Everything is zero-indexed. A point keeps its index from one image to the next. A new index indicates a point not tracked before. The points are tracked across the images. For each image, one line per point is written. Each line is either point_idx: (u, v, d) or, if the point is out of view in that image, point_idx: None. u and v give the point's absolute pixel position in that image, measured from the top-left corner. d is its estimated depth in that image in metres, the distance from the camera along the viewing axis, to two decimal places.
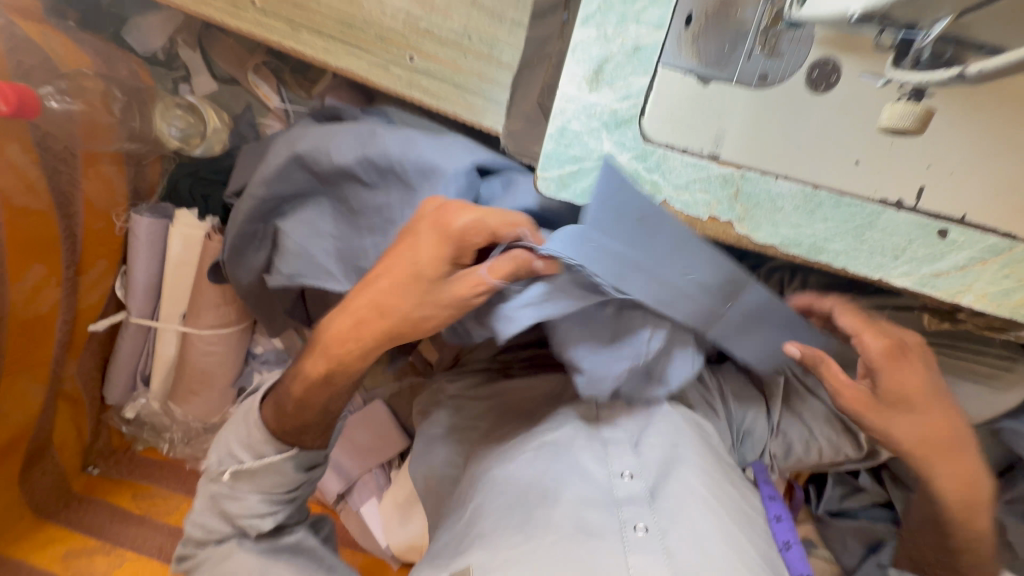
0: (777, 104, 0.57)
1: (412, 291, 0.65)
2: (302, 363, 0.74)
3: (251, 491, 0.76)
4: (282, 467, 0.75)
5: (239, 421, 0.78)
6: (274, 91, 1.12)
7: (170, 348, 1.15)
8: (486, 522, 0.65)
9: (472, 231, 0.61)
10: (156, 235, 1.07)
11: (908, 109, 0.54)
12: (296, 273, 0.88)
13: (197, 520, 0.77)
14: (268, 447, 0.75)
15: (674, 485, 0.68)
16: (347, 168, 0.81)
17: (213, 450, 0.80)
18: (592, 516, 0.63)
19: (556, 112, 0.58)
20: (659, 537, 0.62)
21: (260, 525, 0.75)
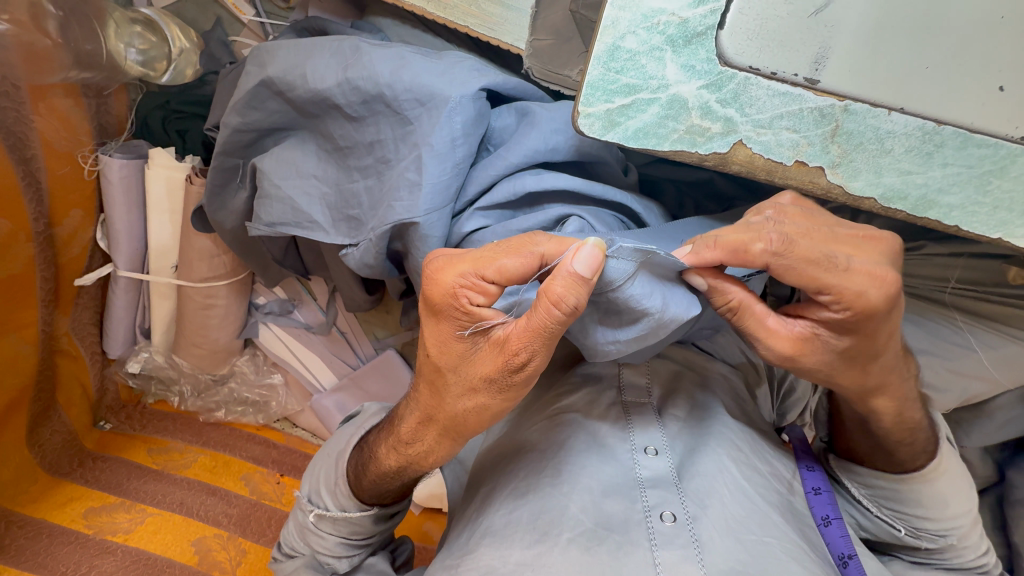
0: (903, 10, 0.43)
1: (452, 388, 0.51)
2: (377, 444, 0.62)
3: (331, 535, 0.67)
4: (361, 521, 0.67)
5: (328, 463, 0.70)
6: (245, 1, 0.94)
7: (167, 303, 1.09)
8: (494, 516, 0.60)
9: (480, 289, 0.45)
10: (131, 178, 0.95)
11: None
12: (279, 221, 0.74)
13: (288, 533, 0.72)
14: (352, 502, 0.66)
15: (702, 463, 0.61)
16: (338, 103, 0.67)
17: (306, 478, 0.72)
18: (611, 506, 0.57)
19: (606, 23, 0.44)
20: (689, 527, 0.56)
21: (336, 565, 0.68)
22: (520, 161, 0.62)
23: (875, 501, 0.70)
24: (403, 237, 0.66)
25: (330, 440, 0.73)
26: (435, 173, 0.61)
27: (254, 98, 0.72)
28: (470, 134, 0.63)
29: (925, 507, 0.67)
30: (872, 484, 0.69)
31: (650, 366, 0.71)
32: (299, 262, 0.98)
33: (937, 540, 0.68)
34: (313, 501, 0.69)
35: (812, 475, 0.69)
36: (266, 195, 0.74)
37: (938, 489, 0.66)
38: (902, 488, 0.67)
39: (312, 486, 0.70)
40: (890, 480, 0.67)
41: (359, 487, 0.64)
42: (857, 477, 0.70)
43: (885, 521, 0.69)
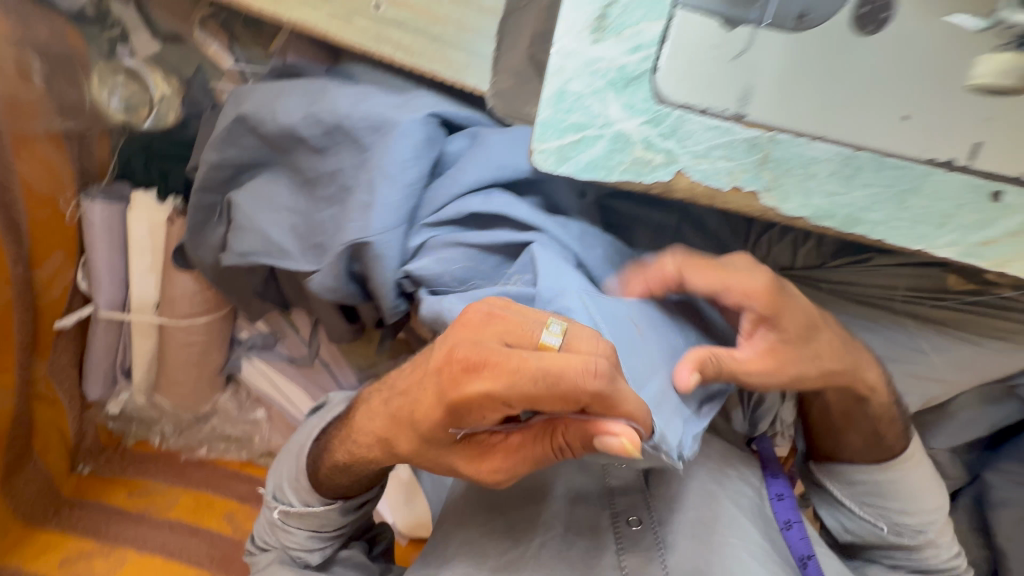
0: (816, 50, 0.49)
1: (410, 436, 0.54)
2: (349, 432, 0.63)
3: (299, 529, 0.71)
4: (327, 514, 0.70)
5: (291, 458, 0.72)
6: (225, 50, 0.94)
7: (148, 342, 1.08)
8: (475, 529, 0.65)
9: (515, 395, 0.46)
10: (113, 220, 0.97)
11: (1015, 61, 0.48)
12: (249, 251, 0.78)
13: (259, 527, 0.76)
14: (314, 496, 0.69)
15: (671, 471, 0.68)
16: (301, 136, 0.72)
17: (271, 476, 0.75)
18: (583, 512, 0.65)
19: (552, 71, 0.49)
20: (654, 530, 0.64)
21: (308, 558, 0.72)
22: (471, 180, 0.66)
23: (856, 500, 0.77)
24: (360, 258, 0.69)
25: (293, 436, 0.77)
26: (387, 195, 0.65)
27: (230, 137, 0.76)
28: (421, 157, 0.67)
29: (901, 502, 0.73)
30: (853, 479, 0.75)
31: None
32: (279, 294, 1.00)
33: (917, 536, 0.74)
34: (278, 498, 0.72)
35: (776, 481, 0.75)
36: (239, 227, 0.77)
37: (910, 480, 0.72)
38: (878, 479, 0.73)
39: (275, 484, 0.73)
40: (877, 471, 0.73)
41: (319, 477, 0.68)
42: (837, 476, 0.77)
43: (867, 519, 0.76)
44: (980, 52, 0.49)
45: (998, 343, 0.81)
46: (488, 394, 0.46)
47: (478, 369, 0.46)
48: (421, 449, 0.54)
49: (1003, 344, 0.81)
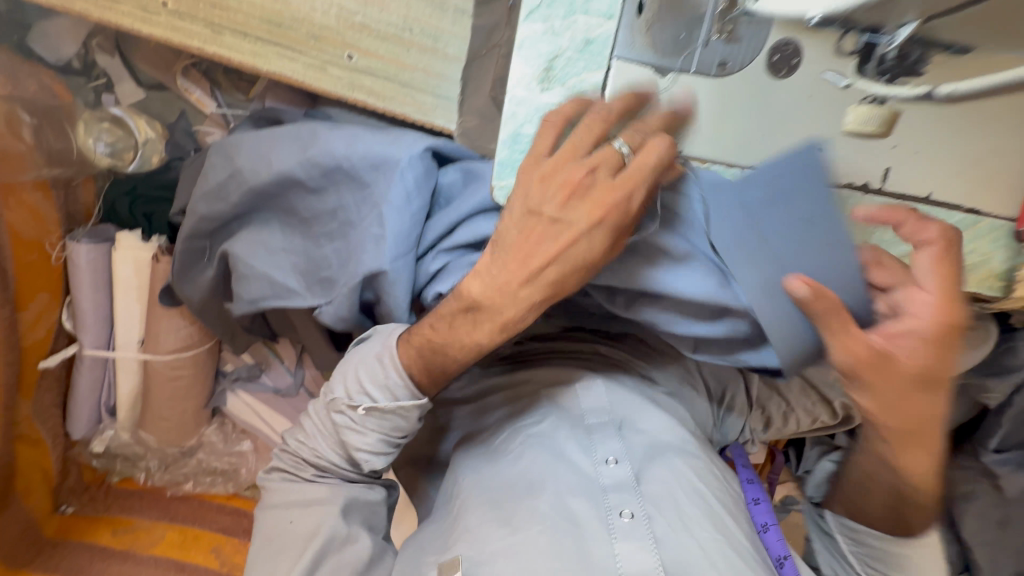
0: (736, 94, 0.54)
1: (514, 269, 0.56)
2: (451, 330, 0.61)
3: (373, 431, 0.64)
4: (411, 414, 0.63)
5: (370, 352, 0.65)
6: (207, 95, 1.01)
7: (133, 378, 1.10)
8: (471, 516, 0.64)
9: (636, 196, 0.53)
10: (99, 261, 1.00)
11: (872, 112, 0.53)
12: (259, 296, 0.82)
13: (310, 438, 0.70)
14: (405, 390, 0.62)
15: (658, 470, 0.67)
16: (299, 178, 0.76)
17: (336, 377, 0.67)
18: (578, 506, 0.63)
19: (507, 117, 0.56)
20: (647, 524, 0.62)
21: (374, 463, 0.66)
22: (469, 210, 0.70)
23: (861, 561, 0.70)
24: (374, 286, 0.73)
25: (353, 350, 0.69)
26: (396, 224, 0.70)
27: (219, 190, 0.81)
28: (422, 188, 0.71)
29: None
30: (865, 540, 0.70)
31: (607, 388, 0.76)
32: (265, 327, 1.03)
33: None
34: (354, 399, 0.64)
35: (752, 487, 0.82)
36: (243, 275, 0.82)
37: (926, 564, 0.66)
38: (899, 552, 0.67)
39: (348, 383, 0.64)
40: (890, 540, 0.68)
41: (418, 363, 0.62)
42: (849, 532, 0.72)
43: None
44: (853, 102, 0.54)
45: None
46: (605, 206, 0.52)
47: (591, 186, 0.53)
48: (575, 290, 0.58)
49: None
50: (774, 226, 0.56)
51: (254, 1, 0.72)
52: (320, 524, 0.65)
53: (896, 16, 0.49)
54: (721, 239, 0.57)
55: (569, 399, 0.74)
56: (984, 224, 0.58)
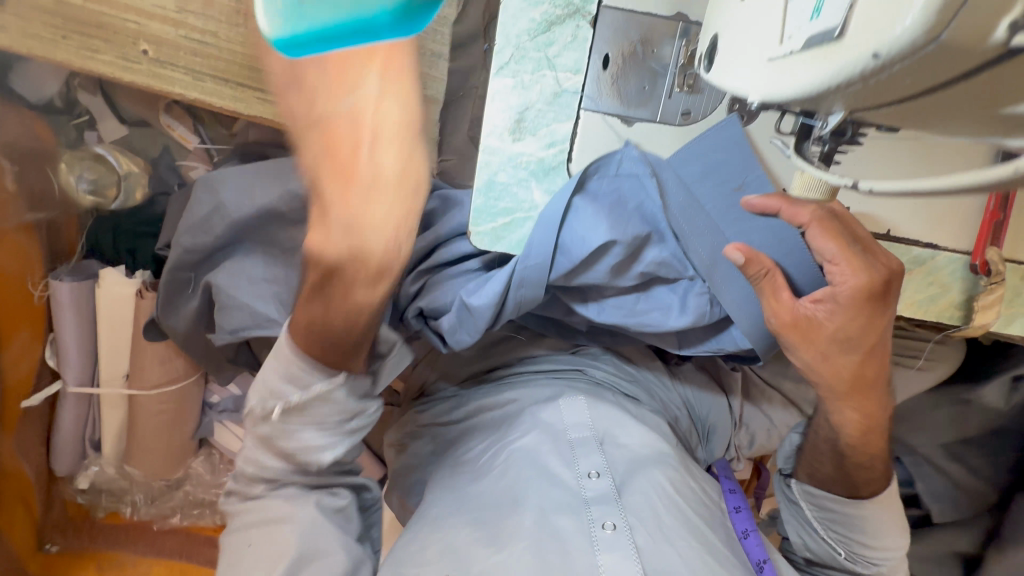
0: (700, 139, 0.59)
1: (357, 195, 0.59)
2: (337, 302, 0.63)
3: (303, 427, 0.65)
4: (335, 396, 0.64)
5: (273, 357, 0.65)
6: (191, 132, 1.02)
7: (118, 413, 1.09)
8: (456, 534, 0.64)
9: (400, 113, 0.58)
10: (81, 298, 1.00)
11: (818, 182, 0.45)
12: (240, 327, 0.82)
13: (247, 454, 0.68)
14: (314, 373, 0.63)
15: (638, 481, 0.68)
16: (280, 211, 0.79)
17: (252, 388, 0.66)
18: (561, 521, 0.64)
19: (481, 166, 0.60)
20: (628, 535, 0.62)
21: (320, 457, 0.67)
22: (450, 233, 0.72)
23: (822, 523, 0.78)
24: None
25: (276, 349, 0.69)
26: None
27: (204, 223, 0.81)
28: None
29: (865, 534, 0.74)
30: (824, 506, 0.76)
31: (589, 404, 0.77)
32: (252, 358, 1.03)
33: (870, 567, 0.75)
34: (272, 401, 0.64)
35: (734, 497, 0.80)
36: (225, 306, 0.82)
37: (882, 520, 0.73)
38: (850, 513, 0.74)
39: (263, 387, 0.64)
40: (841, 502, 0.74)
41: (314, 342, 0.63)
42: (812, 500, 0.77)
43: (829, 542, 0.77)
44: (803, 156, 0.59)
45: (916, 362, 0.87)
46: (393, 107, 0.56)
47: (362, 134, 0.56)
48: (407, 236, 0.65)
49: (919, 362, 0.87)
50: (711, 203, 0.60)
51: (235, 49, 0.74)
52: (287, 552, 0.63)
53: (823, 106, 0.30)
54: (673, 213, 0.58)
55: (551, 414, 0.75)
56: (942, 257, 0.61)
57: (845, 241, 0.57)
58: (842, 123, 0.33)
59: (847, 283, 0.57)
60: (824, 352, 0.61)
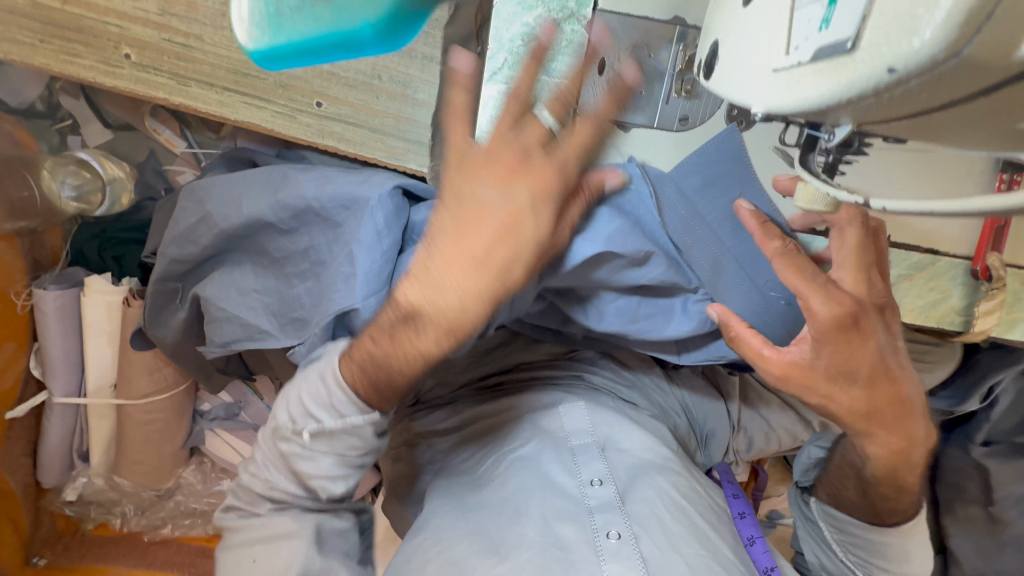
0: (695, 146, 0.60)
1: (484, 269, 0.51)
2: (400, 339, 0.54)
3: (324, 453, 0.61)
4: (361, 430, 0.59)
5: (313, 374, 0.61)
6: (177, 135, 1.01)
7: (106, 423, 1.07)
8: (456, 547, 0.62)
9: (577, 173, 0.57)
10: (67, 307, 0.98)
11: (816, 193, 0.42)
12: (231, 339, 0.81)
13: (259, 470, 0.66)
14: (353, 407, 0.58)
15: (642, 489, 0.67)
16: (270, 221, 0.75)
17: (280, 404, 0.63)
18: (564, 529, 0.62)
19: None
20: (634, 543, 0.60)
21: (330, 489, 0.62)
22: None
23: (843, 545, 0.74)
24: (347, 324, 0.72)
25: (299, 370, 0.65)
26: (366, 264, 0.69)
27: (191, 232, 0.80)
28: (393, 226, 0.71)
29: (888, 559, 0.71)
30: (848, 529, 0.73)
31: (589, 410, 0.76)
32: (243, 366, 1.01)
33: None
34: (300, 422, 0.61)
35: (739, 503, 0.81)
36: (215, 318, 0.81)
37: (906, 545, 0.71)
38: (875, 539, 0.71)
39: (297, 404, 0.61)
40: (863, 527, 0.71)
41: (364, 382, 0.57)
42: (833, 520, 0.75)
43: (848, 565, 0.73)
44: None
45: (915, 364, 0.87)
46: (547, 176, 0.52)
47: (527, 163, 0.52)
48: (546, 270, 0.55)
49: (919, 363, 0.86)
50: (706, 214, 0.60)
51: (220, 53, 0.72)
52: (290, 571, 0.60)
53: (829, 117, 0.29)
54: (672, 228, 0.60)
55: (550, 421, 0.75)
56: (943, 262, 0.60)
57: (808, 274, 0.54)
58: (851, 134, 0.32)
59: (814, 317, 0.54)
60: (843, 397, 0.59)
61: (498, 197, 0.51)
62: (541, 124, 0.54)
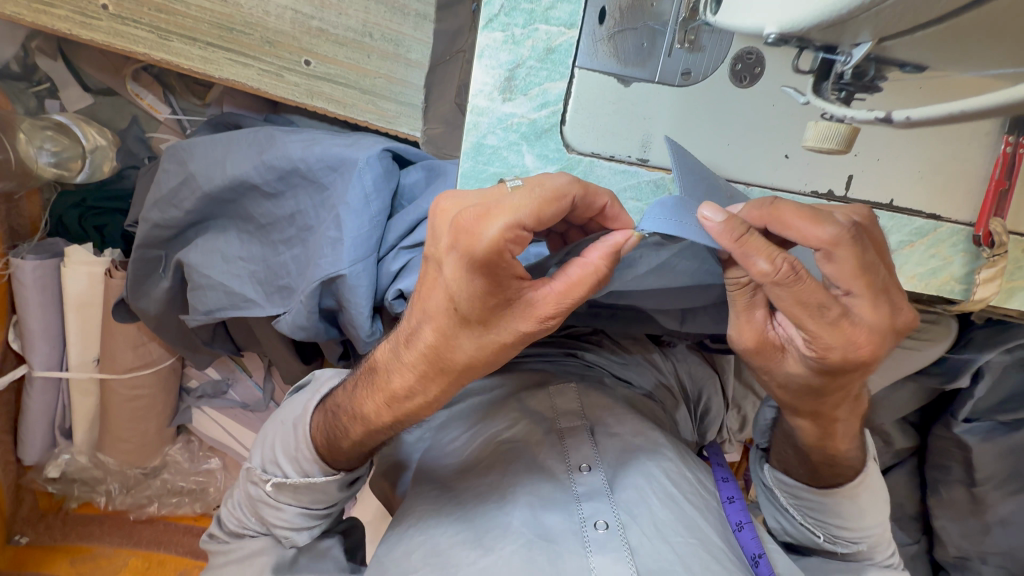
0: (703, 102, 0.53)
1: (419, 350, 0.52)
2: (357, 399, 0.60)
3: (289, 505, 0.64)
4: (326, 487, 0.64)
5: (287, 424, 0.67)
6: (161, 101, 0.97)
7: (90, 398, 1.05)
8: (441, 536, 0.62)
9: (535, 211, 0.42)
10: (46, 277, 0.95)
11: (831, 126, 0.44)
12: (215, 307, 0.79)
13: (232, 508, 0.69)
14: (315, 465, 0.63)
15: (631, 475, 0.64)
16: (254, 183, 0.72)
17: (257, 449, 0.69)
18: (551, 519, 0.61)
19: (468, 128, 0.53)
20: (621, 533, 0.59)
21: (296, 538, 0.65)
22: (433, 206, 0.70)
23: (800, 510, 0.73)
24: (334, 293, 0.70)
25: (281, 408, 0.70)
26: (353, 228, 0.67)
27: (173, 196, 0.77)
28: (382, 189, 0.69)
29: (843, 518, 0.70)
30: (799, 495, 0.72)
31: (579, 393, 0.74)
32: (230, 341, 0.98)
33: (851, 547, 0.71)
34: (269, 472, 0.65)
35: (728, 486, 0.73)
36: (198, 286, 0.78)
37: (860, 503, 0.70)
38: (826, 501, 0.70)
39: (268, 453, 0.67)
40: (815, 492, 0.71)
41: (323, 431, 0.63)
42: (786, 487, 0.74)
43: (807, 526, 0.73)
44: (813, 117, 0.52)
45: (908, 340, 0.85)
46: (473, 261, 0.43)
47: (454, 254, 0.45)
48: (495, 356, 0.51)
49: (912, 341, 0.85)
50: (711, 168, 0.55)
51: (203, 5, 0.69)
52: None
53: (852, 39, 0.36)
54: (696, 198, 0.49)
55: (540, 401, 0.72)
56: (945, 228, 0.58)
57: (817, 310, 0.48)
58: (864, 63, 0.39)
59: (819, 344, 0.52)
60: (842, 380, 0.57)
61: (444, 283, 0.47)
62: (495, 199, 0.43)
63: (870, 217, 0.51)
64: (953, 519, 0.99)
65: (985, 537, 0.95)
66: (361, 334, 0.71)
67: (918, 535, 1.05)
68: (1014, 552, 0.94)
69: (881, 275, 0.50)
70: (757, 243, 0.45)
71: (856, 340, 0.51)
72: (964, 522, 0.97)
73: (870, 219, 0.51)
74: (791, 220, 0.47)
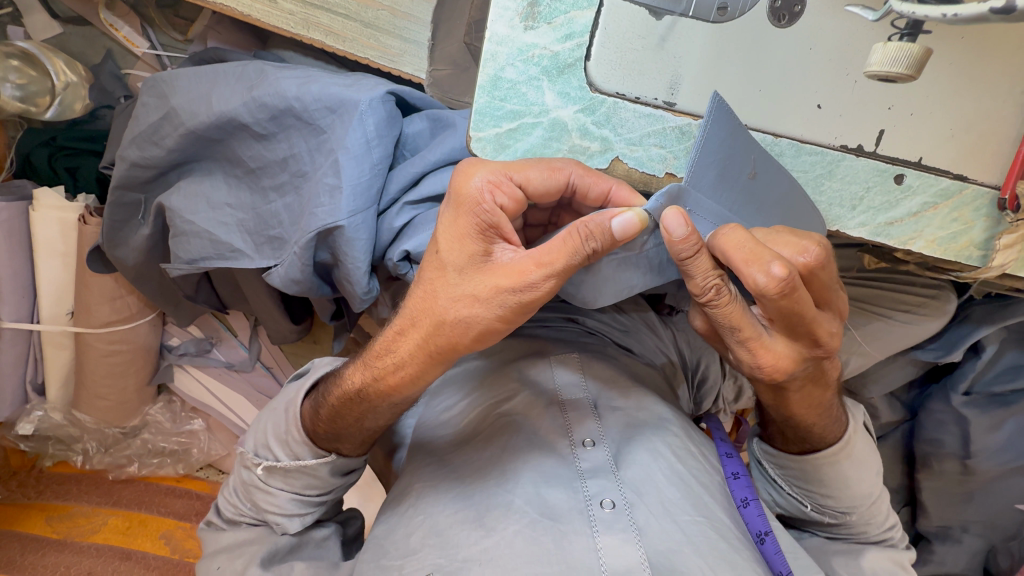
0: (735, 41, 0.51)
1: (417, 325, 0.48)
2: (352, 370, 0.56)
3: (281, 490, 0.60)
4: (316, 470, 0.60)
5: (279, 407, 0.63)
6: (137, 34, 0.90)
7: (63, 353, 0.99)
8: (439, 514, 0.56)
9: (530, 175, 0.46)
10: (13, 222, 0.88)
11: (901, 50, 0.47)
12: (200, 256, 0.74)
13: (227, 495, 0.66)
14: (305, 449, 0.59)
15: (638, 453, 0.58)
16: (244, 122, 0.67)
17: (249, 433, 0.65)
18: (555, 496, 0.55)
19: (486, 57, 0.50)
20: (628, 513, 0.53)
21: (287, 525, 0.61)
22: (438, 157, 0.66)
23: (788, 480, 0.70)
24: (329, 244, 0.66)
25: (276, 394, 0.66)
26: (352, 175, 0.62)
27: (154, 133, 0.71)
28: (384, 135, 0.64)
29: (829, 487, 0.66)
30: (783, 464, 0.69)
31: (582, 363, 0.67)
32: (214, 297, 0.93)
33: (839, 517, 0.68)
34: (260, 455, 0.62)
35: (732, 461, 0.68)
36: (180, 233, 0.73)
37: (844, 471, 0.65)
38: (805, 467, 0.66)
39: (260, 434, 0.63)
40: (794, 459, 0.67)
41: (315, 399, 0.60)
42: (771, 458, 0.70)
43: (795, 497, 0.70)
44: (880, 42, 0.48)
45: (906, 315, 0.82)
46: (466, 208, 0.44)
47: (451, 202, 0.46)
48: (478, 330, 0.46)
49: (912, 316, 0.81)
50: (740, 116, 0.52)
51: None
52: (248, 564, 0.60)
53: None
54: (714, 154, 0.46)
55: (540, 369, 0.66)
56: (970, 191, 0.55)
57: (726, 329, 0.47)
58: None
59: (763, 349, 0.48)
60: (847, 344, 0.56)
61: (441, 231, 0.46)
62: (491, 166, 0.45)
63: (821, 258, 0.44)
64: (936, 491, 0.96)
65: (966, 509, 0.95)
66: (358, 291, 0.67)
67: (901, 506, 1.04)
68: (991, 521, 0.93)
69: (811, 320, 0.45)
70: (702, 264, 0.43)
71: (763, 361, 0.48)
72: (946, 495, 0.95)
73: (818, 262, 0.44)
74: (729, 253, 0.43)
